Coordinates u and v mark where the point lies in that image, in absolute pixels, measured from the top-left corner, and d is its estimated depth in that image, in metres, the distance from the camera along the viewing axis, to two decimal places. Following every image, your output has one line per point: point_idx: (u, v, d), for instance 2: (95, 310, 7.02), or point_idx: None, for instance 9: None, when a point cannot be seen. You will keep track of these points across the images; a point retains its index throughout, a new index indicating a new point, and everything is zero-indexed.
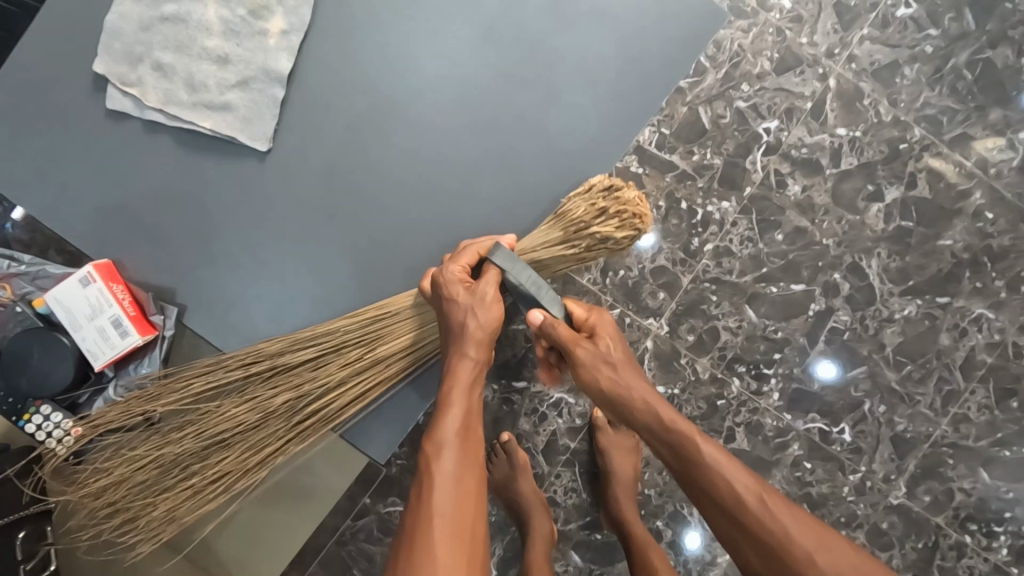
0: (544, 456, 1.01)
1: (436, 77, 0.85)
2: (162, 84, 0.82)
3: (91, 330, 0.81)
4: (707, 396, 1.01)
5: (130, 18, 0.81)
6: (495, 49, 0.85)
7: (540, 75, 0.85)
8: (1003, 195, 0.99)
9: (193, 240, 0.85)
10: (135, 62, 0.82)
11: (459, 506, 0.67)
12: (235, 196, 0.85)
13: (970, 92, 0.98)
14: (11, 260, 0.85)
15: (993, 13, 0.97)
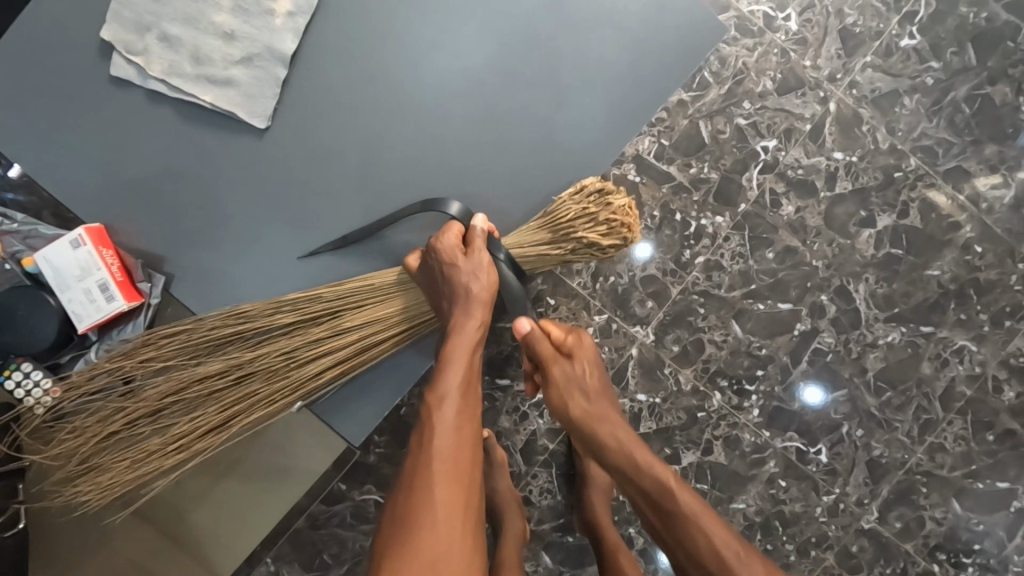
0: (522, 455, 1.01)
1: (438, 67, 0.86)
2: (167, 55, 0.83)
3: (78, 291, 0.81)
4: (688, 407, 1.02)
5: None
6: (498, 44, 0.86)
7: (539, 75, 0.86)
8: (993, 230, 1.00)
9: (186, 209, 0.86)
10: (142, 31, 0.83)
11: (460, 474, 0.67)
12: (231, 169, 0.86)
13: (967, 125, 0.99)
14: (4, 218, 0.86)
15: (995, 50, 0.98)
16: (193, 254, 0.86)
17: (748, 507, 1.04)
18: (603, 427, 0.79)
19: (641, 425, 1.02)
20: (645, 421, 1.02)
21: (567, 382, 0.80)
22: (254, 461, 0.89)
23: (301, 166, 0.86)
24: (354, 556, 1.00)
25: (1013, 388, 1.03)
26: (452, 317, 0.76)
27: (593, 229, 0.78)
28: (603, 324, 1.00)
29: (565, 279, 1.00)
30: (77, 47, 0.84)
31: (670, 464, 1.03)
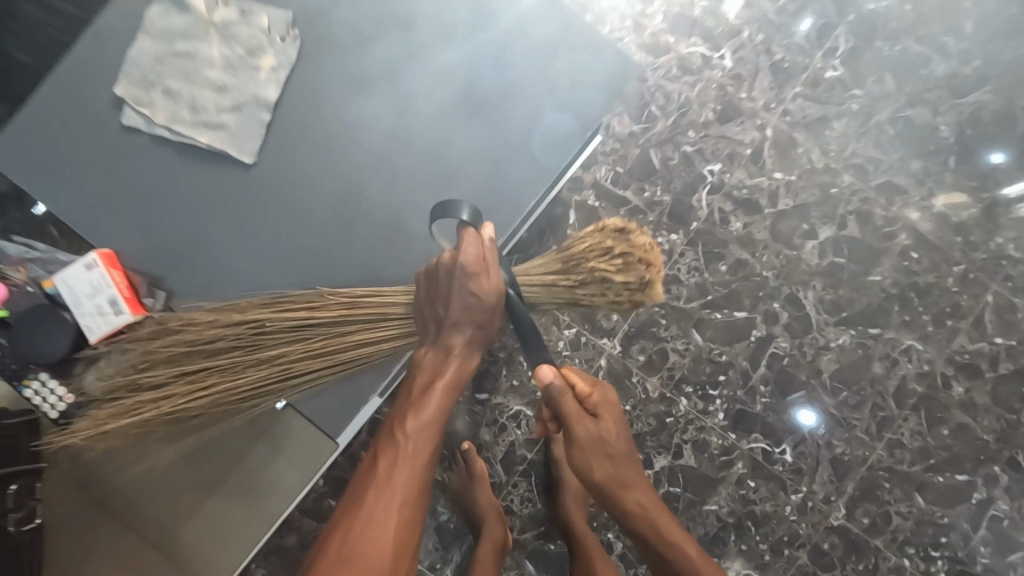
0: (502, 466, 1.07)
1: (416, 100, 0.87)
2: (168, 104, 0.84)
3: (89, 307, 0.82)
4: (657, 413, 1.08)
5: (147, 49, 0.84)
6: (471, 74, 0.88)
7: (506, 87, 0.88)
8: (926, 237, 1.09)
9: (175, 248, 0.85)
10: (146, 85, 0.84)
11: (414, 495, 0.74)
12: (216, 207, 0.86)
13: (893, 144, 1.10)
14: (28, 248, 0.91)
15: (911, 77, 1.10)
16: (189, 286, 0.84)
17: (720, 509, 1.09)
18: (619, 484, 0.84)
19: None
20: None
21: (599, 448, 0.82)
22: (243, 472, 0.87)
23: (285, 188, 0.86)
24: None
25: (960, 384, 1.10)
26: (446, 338, 0.77)
27: (608, 263, 0.74)
28: (572, 338, 1.07)
29: None
30: (86, 96, 0.84)
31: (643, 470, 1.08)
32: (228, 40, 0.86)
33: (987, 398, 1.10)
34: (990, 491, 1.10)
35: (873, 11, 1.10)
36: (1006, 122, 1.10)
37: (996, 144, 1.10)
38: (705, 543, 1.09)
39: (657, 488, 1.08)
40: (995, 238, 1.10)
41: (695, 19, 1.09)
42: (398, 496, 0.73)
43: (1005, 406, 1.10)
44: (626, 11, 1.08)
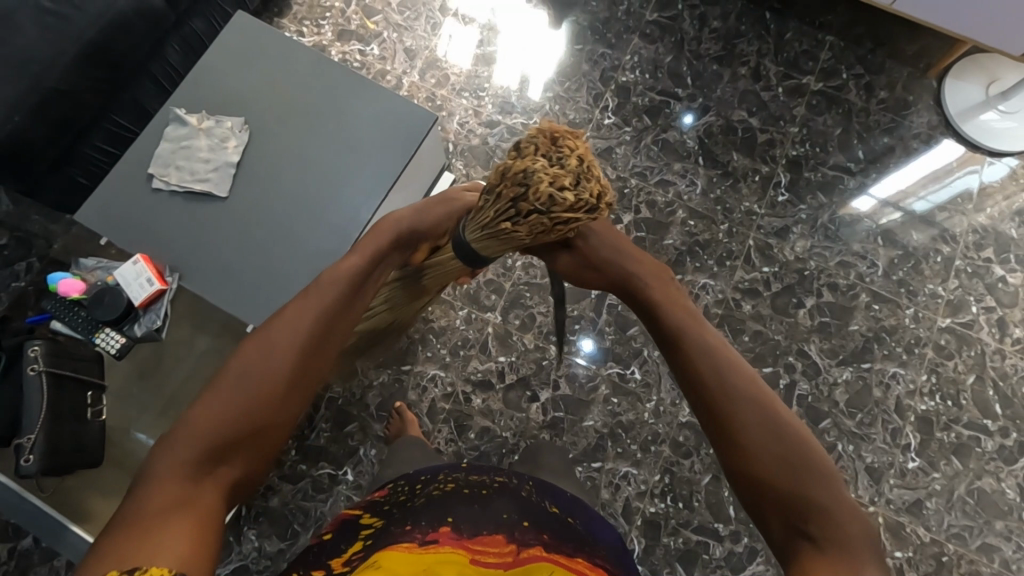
0: (428, 416, 1.44)
1: (281, 132, 1.16)
2: (176, 170, 1.13)
3: (134, 286, 1.09)
4: (535, 358, 1.48)
5: (154, 130, 1.15)
6: (312, 105, 1.17)
7: (341, 120, 1.17)
8: (695, 209, 1.60)
9: (157, 257, 1.11)
10: (161, 162, 1.13)
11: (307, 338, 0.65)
12: (177, 225, 1.12)
13: (658, 155, 1.64)
14: (100, 259, 1.15)
15: (660, 114, 1.68)
16: (205, 291, 1.11)
17: (596, 423, 1.44)
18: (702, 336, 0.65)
19: (507, 378, 1.47)
20: (508, 375, 1.47)
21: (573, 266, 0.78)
22: None
23: (266, 246, 1.11)
24: (316, 521, 1.37)
25: (747, 303, 1.54)
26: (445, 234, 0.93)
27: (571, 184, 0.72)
28: (466, 316, 1.51)
29: None
30: (122, 163, 1.14)
31: (533, 402, 1.46)
32: (212, 122, 1.15)
33: (769, 309, 1.53)
34: (791, 376, 1.49)
35: (626, 80, 1.70)
36: (729, 131, 1.67)
37: (726, 145, 1.66)
38: (590, 451, 1.43)
39: (546, 414, 1.45)
40: (743, 203, 1.61)
41: (513, 102, 1.67)
42: (280, 326, 0.65)
43: (784, 312, 1.53)
44: (468, 105, 1.67)
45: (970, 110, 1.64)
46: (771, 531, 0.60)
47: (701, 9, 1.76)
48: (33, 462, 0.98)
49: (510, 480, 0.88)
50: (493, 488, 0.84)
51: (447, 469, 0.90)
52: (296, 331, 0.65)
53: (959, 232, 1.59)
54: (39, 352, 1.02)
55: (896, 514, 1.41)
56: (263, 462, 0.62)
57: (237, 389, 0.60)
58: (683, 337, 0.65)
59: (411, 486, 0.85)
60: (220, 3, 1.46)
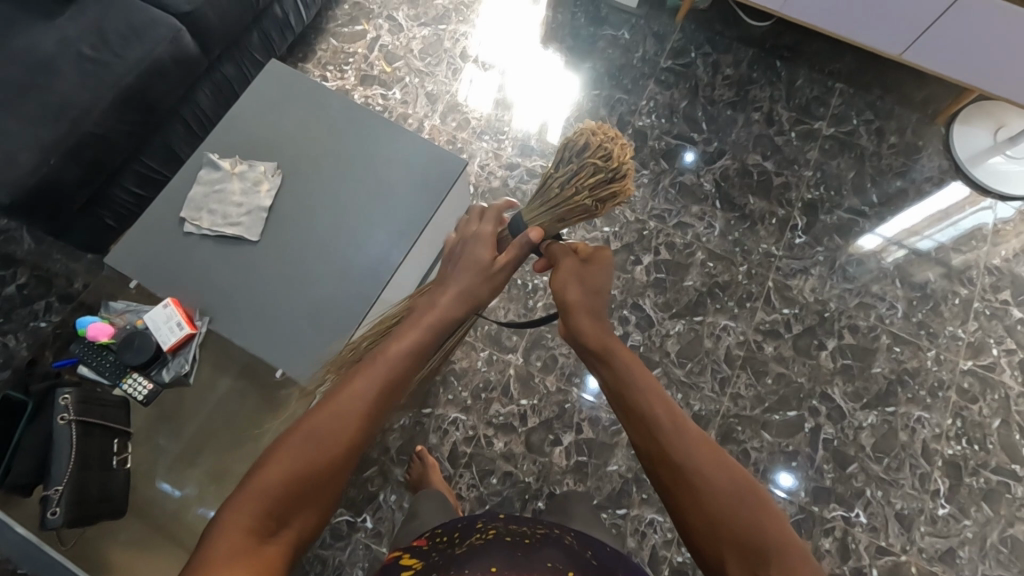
0: (449, 460, 1.42)
1: (314, 175, 1.18)
2: (208, 214, 1.13)
3: (164, 330, 1.07)
4: (557, 401, 1.46)
5: (187, 175, 1.16)
6: (344, 148, 1.19)
7: (373, 164, 1.18)
8: (715, 251, 1.62)
9: (188, 300, 1.10)
10: (194, 206, 1.13)
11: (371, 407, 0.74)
12: (208, 268, 1.12)
13: (676, 197, 1.67)
14: (129, 302, 1.14)
15: (676, 157, 1.71)
16: (233, 336, 1.10)
17: (620, 468, 1.42)
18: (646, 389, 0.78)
19: (530, 421, 1.45)
20: (530, 418, 1.45)
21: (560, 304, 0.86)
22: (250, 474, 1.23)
23: (294, 294, 1.11)
24: (334, 570, 1.33)
25: (769, 344, 1.54)
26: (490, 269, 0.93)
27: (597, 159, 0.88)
28: (487, 357, 1.50)
29: None
30: (155, 206, 1.15)
31: (556, 446, 1.43)
32: (244, 167, 1.16)
33: (792, 351, 1.53)
34: (816, 420, 1.48)
35: (643, 125, 1.74)
36: (745, 174, 1.70)
37: (742, 188, 1.68)
38: (615, 497, 1.40)
39: (569, 458, 1.43)
40: (761, 244, 1.63)
41: (532, 145, 1.70)
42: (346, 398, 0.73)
43: (806, 353, 1.53)
44: (488, 148, 1.70)
45: (979, 155, 1.67)
46: (726, 568, 0.65)
47: (714, 57, 1.81)
48: (60, 513, 0.96)
49: (551, 531, 0.85)
50: (537, 537, 0.82)
51: (486, 516, 0.87)
52: (356, 407, 0.72)
53: (975, 274, 1.61)
54: (69, 401, 1.00)
55: (929, 564, 1.37)
56: (316, 521, 0.68)
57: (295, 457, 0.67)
58: (627, 385, 0.80)
59: (450, 535, 0.83)
60: (251, 50, 1.51)
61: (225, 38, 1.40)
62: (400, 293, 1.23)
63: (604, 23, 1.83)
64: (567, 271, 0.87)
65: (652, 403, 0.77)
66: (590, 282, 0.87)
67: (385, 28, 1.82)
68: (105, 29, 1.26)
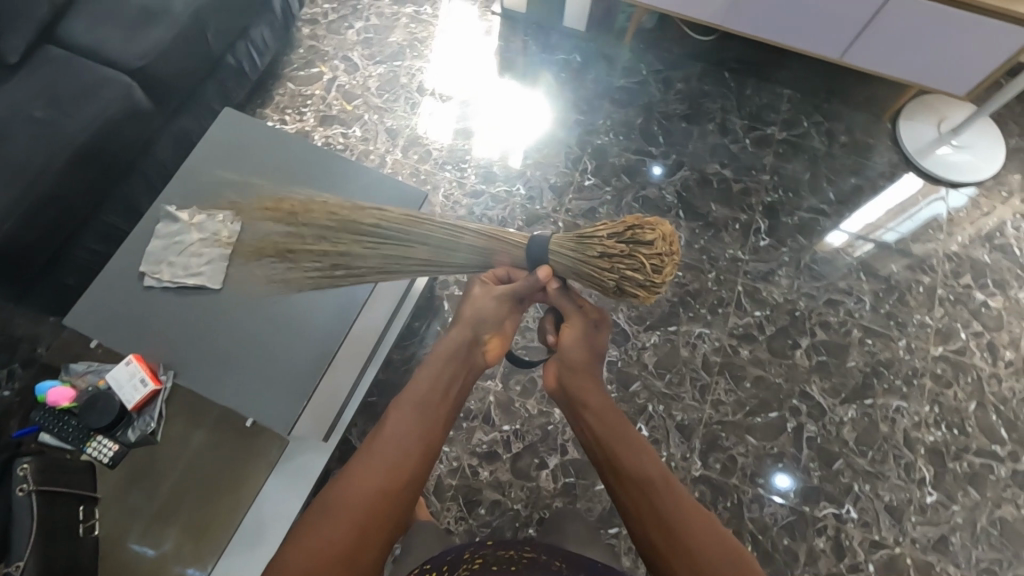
0: (435, 495, 1.39)
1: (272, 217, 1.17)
2: (168, 267, 1.12)
3: (126, 388, 1.04)
4: (540, 423, 1.45)
5: (145, 229, 1.16)
6: (300, 186, 1.19)
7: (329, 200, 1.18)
8: (683, 260, 1.64)
9: (152, 355, 1.09)
10: (153, 260, 1.12)
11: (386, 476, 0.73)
12: (171, 319, 1.11)
13: (639, 211, 1.69)
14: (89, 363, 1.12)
15: (637, 172, 1.74)
16: (201, 387, 1.08)
17: None
18: (632, 442, 0.80)
19: (513, 447, 1.44)
20: (514, 443, 1.44)
21: (560, 360, 0.90)
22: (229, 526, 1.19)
23: (260, 334, 1.10)
24: None
25: (745, 348, 1.55)
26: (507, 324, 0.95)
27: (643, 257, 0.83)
28: None
29: None
30: (115, 262, 1.14)
31: (542, 470, 1.42)
32: (202, 217, 1.16)
33: (768, 353, 1.54)
34: (797, 419, 1.49)
35: (602, 143, 1.77)
36: (705, 184, 1.73)
37: (704, 197, 1.71)
38: (607, 516, 1.38)
39: (557, 481, 1.41)
40: (727, 250, 1.65)
41: (495, 171, 1.72)
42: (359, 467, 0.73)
43: (781, 354, 1.55)
44: (451, 177, 1.71)
45: (927, 147, 1.73)
46: None
47: (665, 73, 1.86)
48: None
49: (539, 555, 0.84)
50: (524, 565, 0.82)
51: (472, 545, 0.86)
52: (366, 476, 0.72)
53: (936, 262, 1.65)
54: (29, 470, 0.94)
55: (924, 554, 1.37)
56: None
57: (325, 530, 0.68)
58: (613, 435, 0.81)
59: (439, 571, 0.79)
60: (207, 100, 1.51)
61: (181, 91, 1.41)
62: (368, 327, 1.23)
63: (556, 49, 1.88)
64: (575, 329, 0.91)
65: (638, 456, 0.78)
66: (591, 344, 0.91)
67: (341, 68, 1.85)
68: (56, 92, 1.26)
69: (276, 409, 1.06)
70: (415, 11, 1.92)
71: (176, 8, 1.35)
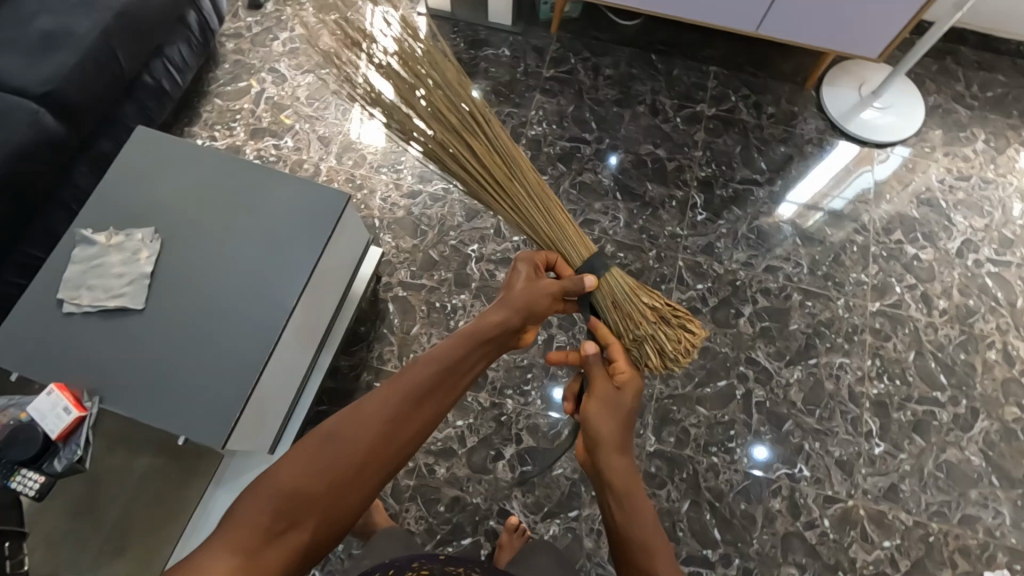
0: (393, 497, 1.39)
1: (194, 230, 1.16)
2: (87, 291, 1.10)
3: (49, 418, 1.02)
4: (493, 415, 1.45)
5: (61, 256, 1.13)
6: (222, 198, 1.19)
7: (253, 209, 1.18)
8: (623, 241, 1.66)
9: (75, 383, 1.06)
10: (72, 286, 1.10)
11: (400, 418, 0.75)
12: (95, 343, 1.08)
13: (577, 197, 1.71)
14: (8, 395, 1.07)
15: (573, 159, 1.76)
16: (128, 409, 1.05)
17: (566, 470, 1.41)
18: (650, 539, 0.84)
19: (468, 441, 1.44)
20: (469, 437, 1.44)
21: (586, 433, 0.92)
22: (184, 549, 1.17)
23: (193, 347, 1.08)
24: None
25: None
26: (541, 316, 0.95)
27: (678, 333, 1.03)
28: None
29: (382, 365, 1.50)
30: (32, 292, 1.11)
31: (498, 461, 1.42)
32: (122, 238, 1.13)
33: (712, 324, 1.57)
34: (746, 385, 1.51)
35: (536, 133, 1.79)
36: (640, 165, 1.76)
37: (640, 177, 1.74)
38: (566, 500, 1.39)
39: (514, 471, 1.41)
40: (666, 228, 1.68)
41: (431, 170, 1.72)
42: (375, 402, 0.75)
43: (725, 324, 1.57)
44: (387, 180, 1.71)
45: (850, 112, 1.78)
46: None
47: (593, 60, 1.89)
48: None
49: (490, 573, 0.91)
50: None
51: (425, 557, 0.92)
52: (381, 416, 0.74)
53: (867, 221, 1.69)
54: None
55: (876, 503, 1.41)
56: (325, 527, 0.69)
57: (336, 448, 0.71)
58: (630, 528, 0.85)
59: None
60: (125, 121, 1.48)
61: (95, 114, 1.38)
62: (303, 332, 1.22)
63: (484, 45, 1.89)
64: (600, 401, 0.92)
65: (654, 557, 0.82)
66: (619, 415, 0.92)
67: (268, 80, 1.83)
68: None
69: (209, 421, 1.04)
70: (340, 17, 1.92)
71: (79, 30, 1.32)
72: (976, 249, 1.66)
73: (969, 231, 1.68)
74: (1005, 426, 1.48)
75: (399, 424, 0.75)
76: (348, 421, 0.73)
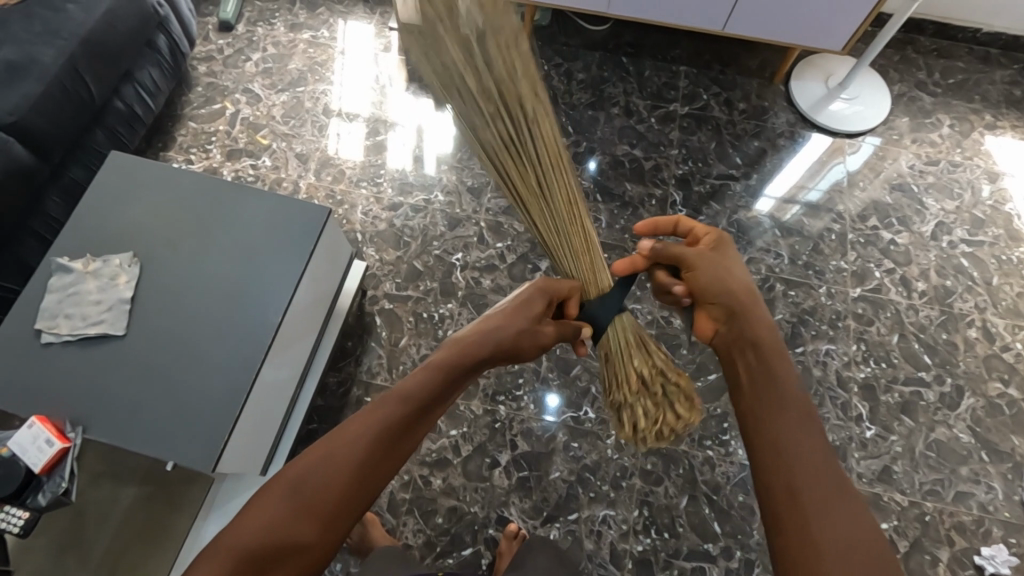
0: (390, 511, 1.37)
1: (174, 251, 1.15)
2: (65, 319, 1.08)
3: (31, 450, 0.99)
4: (487, 422, 1.45)
5: (37, 285, 1.11)
6: (201, 219, 1.18)
7: (233, 229, 1.17)
8: (606, 241, 1.67)
9: (56, 413, 1.03)
10: (49, 315, 1.08)
11: (372, 454, 0.68)
12: (75, 371, 1.06)
13: None
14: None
15: None
16: (111, 436, 1.03)
17: (562, 473, 1.41)
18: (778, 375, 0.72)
19: (463, 450, 1.42)
20: (463, 446, 1.43)
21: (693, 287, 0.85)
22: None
23: (177, 372, 1.07)
24: None
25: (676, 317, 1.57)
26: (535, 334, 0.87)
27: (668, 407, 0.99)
28: None
29: (372, 379, 1.49)
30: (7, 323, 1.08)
31: (494, 468, 1.41)
32: (99, 264, 1.12)
33: None
34: None
35: None
36: (617, 165, 1.78)
37: (618, 178, 1.76)
38: (564, 503, 1.38)
39: (510, 477, 1.40)
40: None
41: (411, 181, 1.72)
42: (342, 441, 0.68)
43: None
44: (368, 194, 1.70)
45: (819, 103, 1.82)
46: None
47: (565, 65, 1.91)
48: None
49: None
50: None
51: None
52: (346, 457, 0.67)
53: (842, 210, 1.73)
54: None
55: (870, 486, 1.42)
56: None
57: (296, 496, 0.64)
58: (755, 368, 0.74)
59: None
60: (96, 147, 1.46)
61: (64, 141, 1.37)
62: (288, 350, 1.21)
63: None
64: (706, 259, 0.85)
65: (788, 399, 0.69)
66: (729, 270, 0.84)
67: (243, 101, 1.83)
68: None
69: (195, 446, 1.02)
70: (313, 35, 1.92)
71: (45, 58, 1.31)
72: (949, 231, 1.70)
73: (941, 213, 1.72)
74: (990, 401, 1.51)
75: (376, 464, 0.68)
76: (313, 464, 0.65)
